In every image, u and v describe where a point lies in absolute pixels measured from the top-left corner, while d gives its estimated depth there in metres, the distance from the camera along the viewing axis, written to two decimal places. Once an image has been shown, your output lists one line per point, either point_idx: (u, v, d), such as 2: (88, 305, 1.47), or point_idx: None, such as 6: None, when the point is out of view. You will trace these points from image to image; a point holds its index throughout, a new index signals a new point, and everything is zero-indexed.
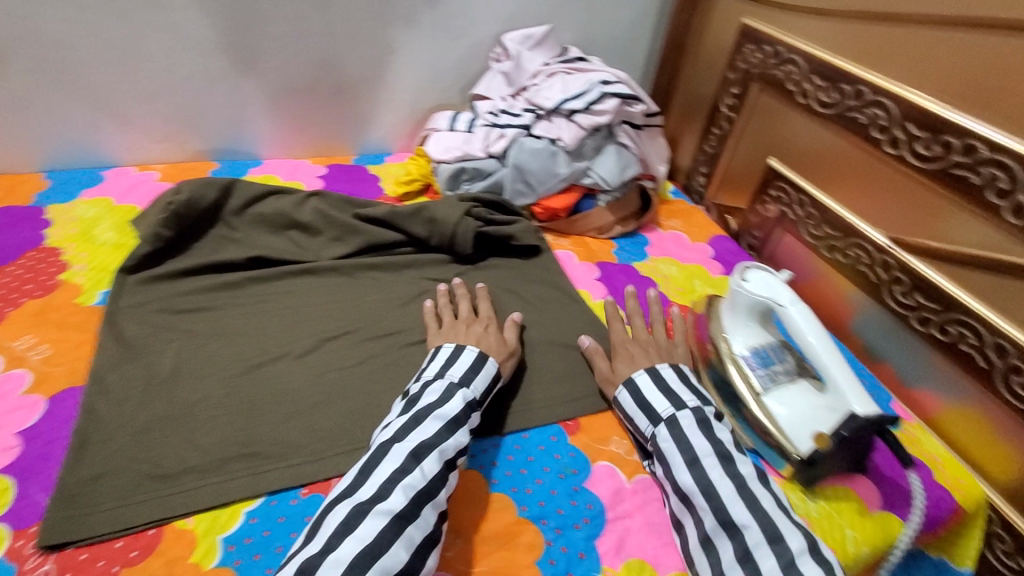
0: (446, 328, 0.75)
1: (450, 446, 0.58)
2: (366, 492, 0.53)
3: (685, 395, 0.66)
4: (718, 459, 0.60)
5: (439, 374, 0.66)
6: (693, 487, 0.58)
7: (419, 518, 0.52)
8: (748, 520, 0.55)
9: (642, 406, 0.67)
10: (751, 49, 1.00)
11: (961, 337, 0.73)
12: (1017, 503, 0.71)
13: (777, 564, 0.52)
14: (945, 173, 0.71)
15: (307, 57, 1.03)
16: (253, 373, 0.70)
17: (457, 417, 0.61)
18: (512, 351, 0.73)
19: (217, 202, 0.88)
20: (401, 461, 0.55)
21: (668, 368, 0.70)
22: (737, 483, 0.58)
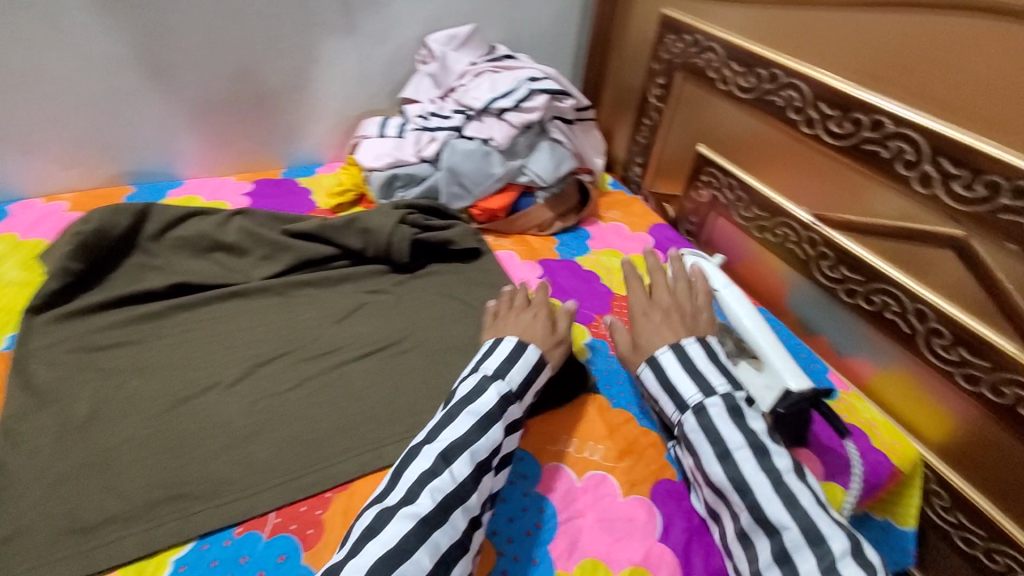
0: (498, 321, 0.72)
1: (481, 447, 0.56)
2: (394, 497, 0.53)
3: (716, 378, 0.61)
4: (752, 451, 0.56)
5: (474, 369, 0.64)
6: (724, 481, 0.56)
7: (446, 524, 0.51)
8: (786, 520, 0.52)
9: (668, 388, 0.62)
10: (672, 39, 1.02)
11: (885, 306, 0.76)
12: (948, 459, 0.75)
13: (816, 565, 0.50)
14: (858, 149, 0.74)
15: (222, 70, 0.98)
16: (181, 408, 0.65)
17: (490, 414, 0.58)
18: (560, 339, 0.69)
19: (132, 229, 0.83)
20: (431, 462, 0.55)
21: (694, 343, 0.64)
22: (772, 478, 0.54)
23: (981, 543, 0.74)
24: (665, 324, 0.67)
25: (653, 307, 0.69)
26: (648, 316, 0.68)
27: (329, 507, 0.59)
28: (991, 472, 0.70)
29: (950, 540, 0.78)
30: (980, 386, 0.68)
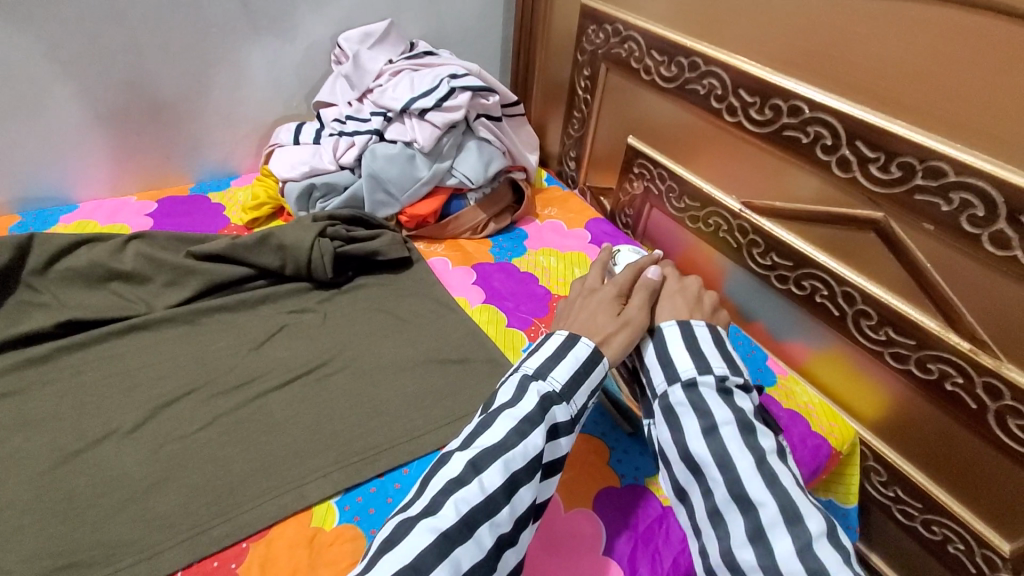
0: (568, 304, 0.69)
1: (519, 454, 0.51)
2: (418, 506, 0.49)
3: (715, 361, 0.59)
4: (738, 427, 0.54)
5: (516, 369, 0.60)
6: (706, 456, 0.54)
7: (470, 540, 0.47)
8: (764, 497, 0.50)
9: (663, 362, 0.61)
10: (593, 29, 0.99)
11: (815, 290, 0.77)
12: (884, 437, 0.76)
13: (792, 545, 0.47)
14: (779, 136, 0.74)
15: (108, 82, 0.89)
16: (71, 464, 0.58)
17: (531, 416, 0.54)
18: (626, 322, 0.64)
19: (10, 264, 0.73)
20: (460, 469, 0.51)
21: (702, 327, 0.63)
22: (756, 456, 0.52)
23: (918, 514, 0.76)
24: (672, 305, 0.67)
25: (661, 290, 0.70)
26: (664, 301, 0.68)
27: (245, 559, 0.53)
28: (924, 446, 0.72)
29: (889, 512, 0.80)
30: (907, 363, 0.69)
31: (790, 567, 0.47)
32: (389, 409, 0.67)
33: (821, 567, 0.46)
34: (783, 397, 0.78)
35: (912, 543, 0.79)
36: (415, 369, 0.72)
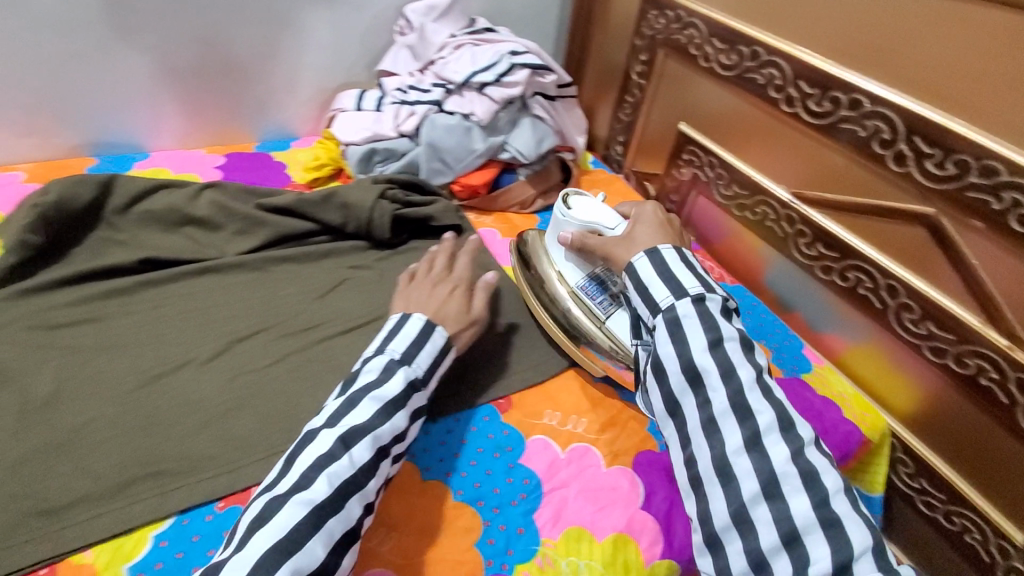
0: (410, 287, 0.69)
1: (385, 432, 0.54)
2: (284, 485, 0.49)
3: (715, 284, 0.61)
4: (740, 344, 0.56)
5: (380, 350, 0.60)
6: (710, 367, 0.54)
7: (341, 511, 0.49)
8: (763, 407, 0.53)
9: (666, 278, 0.60)
10: (654, 15, 1.01)
11: (859, 281, 0.78)
12: (914, 427, 0.78)
13: (787, 449, 0.51)
14: (836, 128, 0.75)
15: (188, 38, 0.94)
16: (153, 386, 0.63)
17: (395, 400, 0.56)
18: (472, 321, 0.67)
19: (96, 201, 0.79)
20: (330, 445, 0.52)
21: (693, 255, 0.64)
22: (756, 371, 0.55)
23: (941, 505, 0.78)
24: (663, 230, 0.68)
25: (637, 225, 0.69)
26: (645, 229, 0.68)
27: None
28: (953, 438, 0.74)
29: (912, 503, 0.82)
30: (945, 357, 0.71)
31: (783, 468, 0.50)
32: None
33: (813, 467, 0.50)
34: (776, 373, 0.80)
35: (933, 534, 0.81)
36: None
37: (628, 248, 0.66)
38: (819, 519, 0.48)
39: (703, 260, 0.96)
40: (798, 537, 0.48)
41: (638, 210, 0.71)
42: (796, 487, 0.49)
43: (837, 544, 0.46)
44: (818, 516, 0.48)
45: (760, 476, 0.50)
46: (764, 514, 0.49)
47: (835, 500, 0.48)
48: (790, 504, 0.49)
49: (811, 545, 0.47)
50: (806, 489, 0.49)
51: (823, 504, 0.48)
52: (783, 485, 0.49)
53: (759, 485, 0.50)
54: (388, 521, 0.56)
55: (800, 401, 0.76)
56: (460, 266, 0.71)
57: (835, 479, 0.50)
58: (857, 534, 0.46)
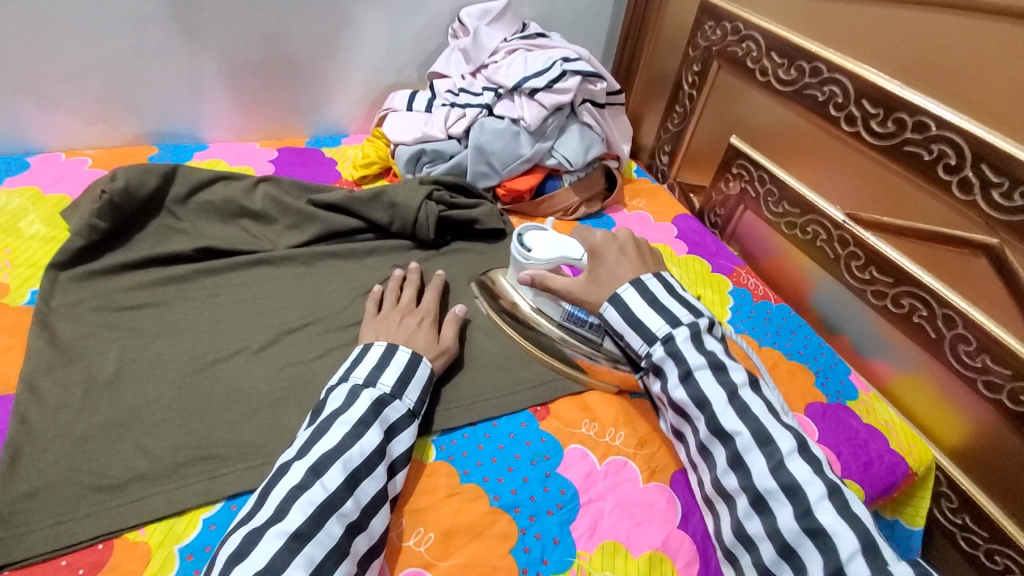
0: (380, 317, 0.70)
1: (356, 454, 0.52)
2: (261, 518, 0.48)
3: (681, 311, 0.63)
4: (711, 369, 0.59)
5: (343, 378, 0.59)
6: (686, 399, 0.59)
7: (319, 535, 0.48)
8: (738, 426, 0.57)
9: (634, 325, 0.63)
10: (711, 26, 1.00)
11: (913, 309, 0.76)
12: (960, 461, 0.76)
13: (766, 466, 0.54)
14: (899, 150, 0.73)
15: (250, 35, 0.96)
16: (208, 372, 0.65)
17: (363, 420, 0.55)
18: (443, 351, 0.67)
19: (159, 190, 0.82)
20: (300, 476, 0.50)
21: (653, 278, 0.66)
22: (727, 392, 0.58)
23: (983, 543, 0.75)
24: (625, 260, 0.69)
25: (598, 265, 0.69)
26: (608, 262, 0.69)
27: None
28: (999, 476, 0.71)
29: (952, 539, 0.80)
30: (999, 393, 0.68)
31: (766, 485, 0.54)
32: (482, 367, 0.72)
33: (793, 480, 0.53)
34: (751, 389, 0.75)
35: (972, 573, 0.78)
36: (508, 334, 0.77)
37: (597, 290, 0.67)
38: (802, 529, 0.51)
39: (748, 276, 0.95)
40: (792, 548, 0.51)
41: (593, 237, 0.71)
42: (781, 500, 0.53)
43: (827, 552, 0.49)
44: (802, 526, 0.51)
45: (748, 493, 0.55)
46: (759, 527, 0.53)
47: (818, 509, 0.51)
48: (778, 517, 0.52)
49: (804, 555, 0.50)
50: (790, 501, 0.52)
51: (807, 514, 0.51)
52: (771, 502, 0.53)
53: (749, 501, 0.54)
54: (415, 511, 0.57)
55: (844, 429, 0.74)
56: (426, 300, 0.73)
57: (819, 486, 0.52)
58: (842, 540, 0.49)
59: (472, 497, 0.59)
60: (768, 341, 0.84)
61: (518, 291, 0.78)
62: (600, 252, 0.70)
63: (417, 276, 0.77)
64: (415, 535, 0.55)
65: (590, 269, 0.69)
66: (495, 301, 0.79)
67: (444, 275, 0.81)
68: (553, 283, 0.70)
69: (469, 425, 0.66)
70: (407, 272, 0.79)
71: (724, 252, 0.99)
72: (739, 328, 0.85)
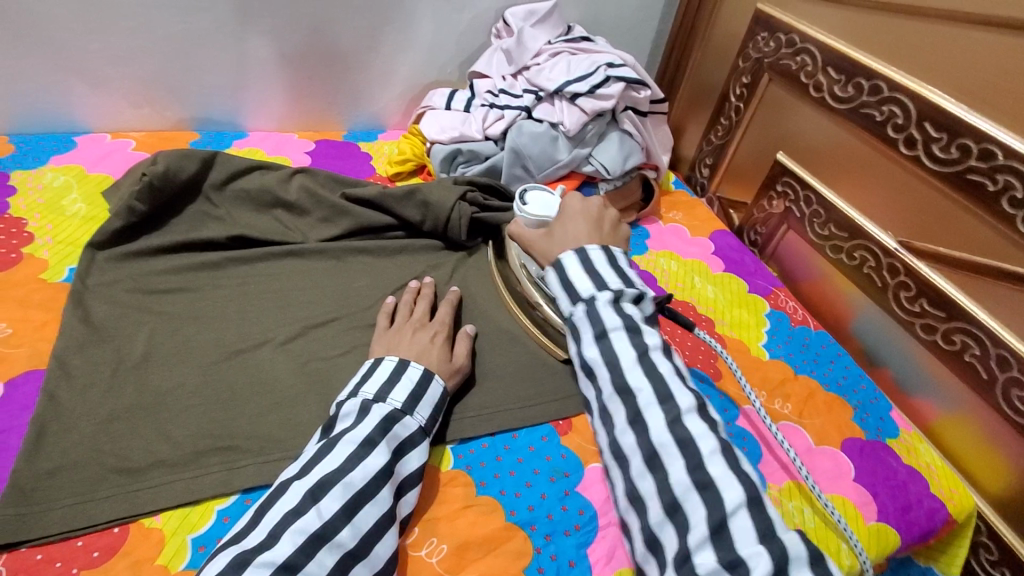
0: (392, 331, 0.68)
1: (358, 477, 0.50)
2: (253, 539, 0.46)
3: (610, 278, 0.60)
4: (627, 330, 0.57)
5: (353, 393, 0.58)
6: (596, 358, 0.57)
7: (310, 566, 0.46)
8: (640, 383, 0.54)
9: (565, 286, 0.61)
10: (764, 37, 0.97)
11: (965, 348, 0.71)
12: (1005, 513, 0.70)
13: (664, 420, 0.52)
14: (961, 178, 0.68)
15: (296, 27, 0.97)
16: (232, 361, 0.65)
17: (371, 438, 0.54)
18: (456, 368, 0.66)
19: (197, 175, 0.82)
20: (298, 499, 0.49)
21: (598, 248, 0.62)
22: (638, 350, 0.55)
23: None
24: (584, 226, 0.66)
25: (558, 223, 0.68)
26: (570, 223, 0.67)
27: None
28: None
29: None
30: None
31: (661, 441, 0.51)
32: (506, 376, 0.71)
33: (687, 435, 0.50)
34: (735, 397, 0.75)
35: None
36: (534, 342, 0.76)
37: (544, 242, 0.68)
38: (693, 482, 0.48)
39: (786, 299, 0.91)
40: (678, 504, 0.48)
41: (568, 202, 0.70)
42: (672, 454, 0.50)
43: (711, 505, 0.47)
44: (693, 479, 0.48)
45: (642, 451, 0.52)
46: (650, 486, 0.51)
47: (709, 462, 0.49)
48: (669, 472, 0.50)
49: (689, 511, 0.47)
50: (682, 455, 0.50)
51: (698, 467, 0.49)
52: (663, 457, 0.50)
53: (642, 460, 0.52)
54: (429, 521, 0.56)
55: (881, 468, 0.70)
56: (440, 315, 0.71)
57: (712, 441, 0.50)
58: (728, 493, 0.47)
59: (488, 510, 0.57)
60: (805, 368, 0.81)
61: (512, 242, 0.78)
62: (563, 207, 0.70)
63: (432, 290, 0.76)
64: (427, 546, 0.54)
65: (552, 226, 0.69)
66: (501, 264, 0.83)
67: (459, 290, 0.79)
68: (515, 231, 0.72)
69: (490, 435, 0.64)
70: (421, 284, 0.78)
71: (762, 272, 0.95)
72: (774, 353, 0.82)
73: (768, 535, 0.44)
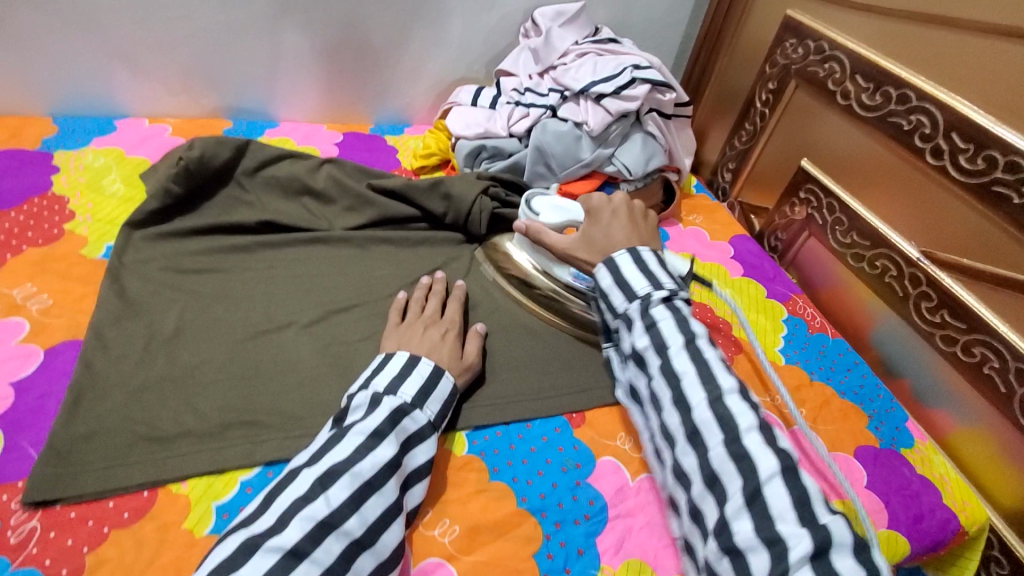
0: (404, 327, 0.69)
1: (366, 467, 0.52)
2: (263, 524, 0.48)
3: (665, 277, 0.61)
4: (672, 318, 0.58)
5: (364, 386, 0.60)
6: (645, 344, 0.58)
7: (317, 553, 0.47)
8: (685, 367, 0.55)
9: (619, 283, 0.61)
10: (792, 43, 0.97)
11: (985, 360, 0.71)
12: (1020, 529, 0.69)
13: (705, 398, 0.53)
14: (988, 190, 0.68)
15: (329, 21, 0.99)
16: (258, 341, 0.67)
17: (380, 430, 0.55)
18: (467, 366, 0.67)
19: (230, 162, 0.85)
20: (307, 487, 0.50)
21: (648, 249, 0.63)
22: (684, 335, 0.57)
23: None
24: (631, 229, 0.68)
25: (593, 226, 0.69)
26: (614, 227, 0.68)
27: None
28: None
29: None
30: None
31: (702, 419, 0.53)
32: (521, 368, 0.72)
33: (728, 413, 0.52)
34: (779, 416, 0.74)
35: None
36: (550, 337, 0.77)
37: (589, 249, 0.68)
38: (729, 454, 0.50)
39: (805, 306, 0.91)
40: (717, 476, 0.51)
41: (597, 202, 0.70)
42: (713, 431, 0.52)
43: (747, 476, 0.49)
44: (730, 453, 0.50)
45: (686, 429, 0.54)
46: (693, 463, 0.53)
47: (746, 437, 0.50)
48: (709, 448, 0.52)
49: (727, 482, 0.50)
50: (721, 431, 0.52)
51: (736, 441, 0.51)
52: (704, 434, 0.52)
53: (686, 438, 0.54)
54: (441, 503, 0.57)
55: (895, 477, 0.70)
56: (450, 313, 0.72)
57: (751, 419, 0.51)
58: (763, 464, 0.49)
59: (500, 496, 0.59)
60: (821, 375, 0.81)
61: (522, 252, 0.82)
62: (596, 213, 0.70)
63: (442, 286, 0.76)
64: (440, 526, 0.56)
65: (585, 229, 0.69)
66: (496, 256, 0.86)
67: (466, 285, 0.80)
68: (546, 239, 0.71)
69: (504, 425, 0.66)
70: (433, 279, 0.78)
71: (782, 278, 0.95)
72: (790, 359, 0.82)
73: (806, 512, 0.46)
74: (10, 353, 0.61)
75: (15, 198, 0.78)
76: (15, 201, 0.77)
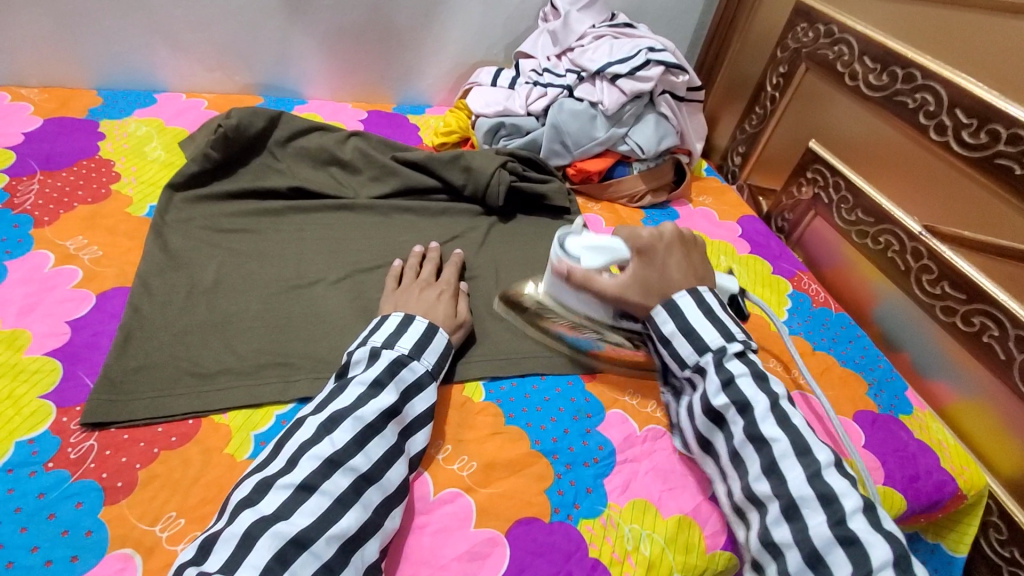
0: (401, 289, 0.71)
1: (368, 411, 0.54)
2: (276, 466, 0.51)
3: (735, 328, 0.63)
4: (753, 377, 0.59)
5: (362, 343, 0.62)
6: (727, 403, 0.59)
7: (326, 485, 0.50)
8: (777, 434, 0.56)
9: (686, 332, 0.63)
10: (804, 27, 1.00)
11: (985, 328, 0.73)
12: (1018, 495, 0.72)
13: (802, 473, 0.53)
14: (991, 163, 0.70)
15: (356, 3, 1.04)
16: (291, 293, 0.72)
17: (379, 379, 0.57)
18: (460, 324, 0.69)
19: (264, 131, 0.90)
20: (311, 433, 0.53)
21: (712, 292, 0.65)
22: (770, 400, 0.58)
23: None
24: (687, 265, 0.68)
25: (646, 266, 0.67)
26: (670, 266, 0.67)
27: None
28: None
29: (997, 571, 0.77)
30: None
31: (801, 492, 0.53)
32: (534, 340, 0.74)
33: (829, 490, 0.52)
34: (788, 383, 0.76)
35: None
36: None
37: (644, 292, 0.66)
38: (836, 537, 0.50)
39: (809, 282, 0.94)
40: (820, 556, 0.50)
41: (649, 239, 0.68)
42: (814, 507, 0.52)
43: (857, 562, 0.48)
44: (835, 534, 0.50)
45: (781, 500, 0.53)
46: (786, 534, 0.52)
47: (852, 519, 0.50)
48: (809, 523, 0.51)
49: (833, 564, 0.49)
50: (824, 510, 0.51)
51: (841, 522, 0.50)
52: (803, 509, 0.52)
53: (780, 508, 0.53)
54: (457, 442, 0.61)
55: (892, 440, 0.73)
56: (446, 277, 0.75)
57: (854, 498, 0.51)
58: (874, 549, 0.48)
59: (515, 438, 0.63)
60: (823, 345, 0.84)
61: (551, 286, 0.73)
62: (649, 250, 0.67)
63: (437, 253, 0.78)
64: (459, 461, 0.60)
65: (637, 268, 0.67)
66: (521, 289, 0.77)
67: (462, 254, 0.82)
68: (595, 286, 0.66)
69: (520, 376, 0.70)
70: (426, 248, 0.81)
71: (788, 256, 0.98)
72: (793, 330, 0.85)
73: None
74: (65, 296, 0.66)
75: (64, 160, 0.83)
76: (66, 164, 0.83)
